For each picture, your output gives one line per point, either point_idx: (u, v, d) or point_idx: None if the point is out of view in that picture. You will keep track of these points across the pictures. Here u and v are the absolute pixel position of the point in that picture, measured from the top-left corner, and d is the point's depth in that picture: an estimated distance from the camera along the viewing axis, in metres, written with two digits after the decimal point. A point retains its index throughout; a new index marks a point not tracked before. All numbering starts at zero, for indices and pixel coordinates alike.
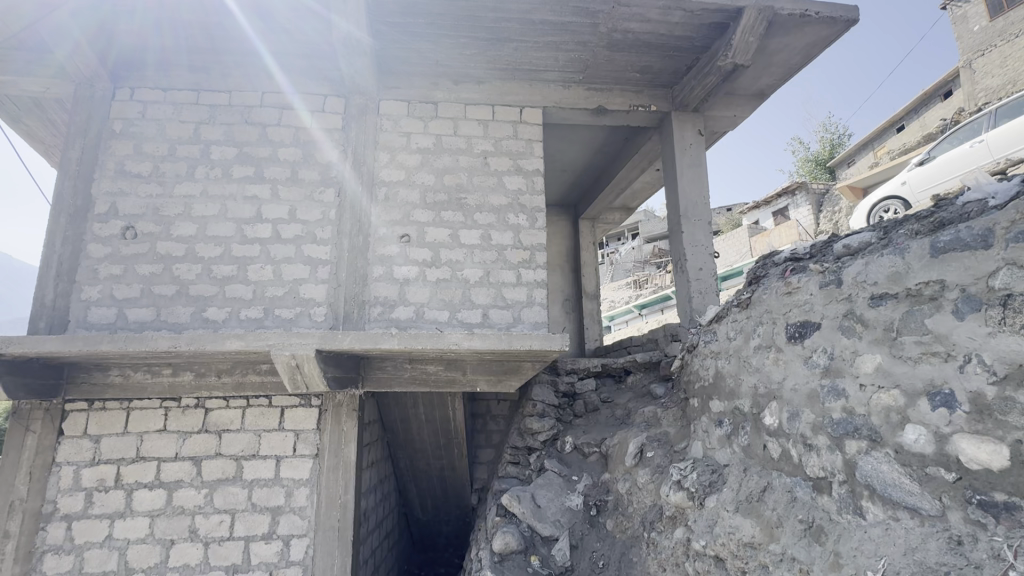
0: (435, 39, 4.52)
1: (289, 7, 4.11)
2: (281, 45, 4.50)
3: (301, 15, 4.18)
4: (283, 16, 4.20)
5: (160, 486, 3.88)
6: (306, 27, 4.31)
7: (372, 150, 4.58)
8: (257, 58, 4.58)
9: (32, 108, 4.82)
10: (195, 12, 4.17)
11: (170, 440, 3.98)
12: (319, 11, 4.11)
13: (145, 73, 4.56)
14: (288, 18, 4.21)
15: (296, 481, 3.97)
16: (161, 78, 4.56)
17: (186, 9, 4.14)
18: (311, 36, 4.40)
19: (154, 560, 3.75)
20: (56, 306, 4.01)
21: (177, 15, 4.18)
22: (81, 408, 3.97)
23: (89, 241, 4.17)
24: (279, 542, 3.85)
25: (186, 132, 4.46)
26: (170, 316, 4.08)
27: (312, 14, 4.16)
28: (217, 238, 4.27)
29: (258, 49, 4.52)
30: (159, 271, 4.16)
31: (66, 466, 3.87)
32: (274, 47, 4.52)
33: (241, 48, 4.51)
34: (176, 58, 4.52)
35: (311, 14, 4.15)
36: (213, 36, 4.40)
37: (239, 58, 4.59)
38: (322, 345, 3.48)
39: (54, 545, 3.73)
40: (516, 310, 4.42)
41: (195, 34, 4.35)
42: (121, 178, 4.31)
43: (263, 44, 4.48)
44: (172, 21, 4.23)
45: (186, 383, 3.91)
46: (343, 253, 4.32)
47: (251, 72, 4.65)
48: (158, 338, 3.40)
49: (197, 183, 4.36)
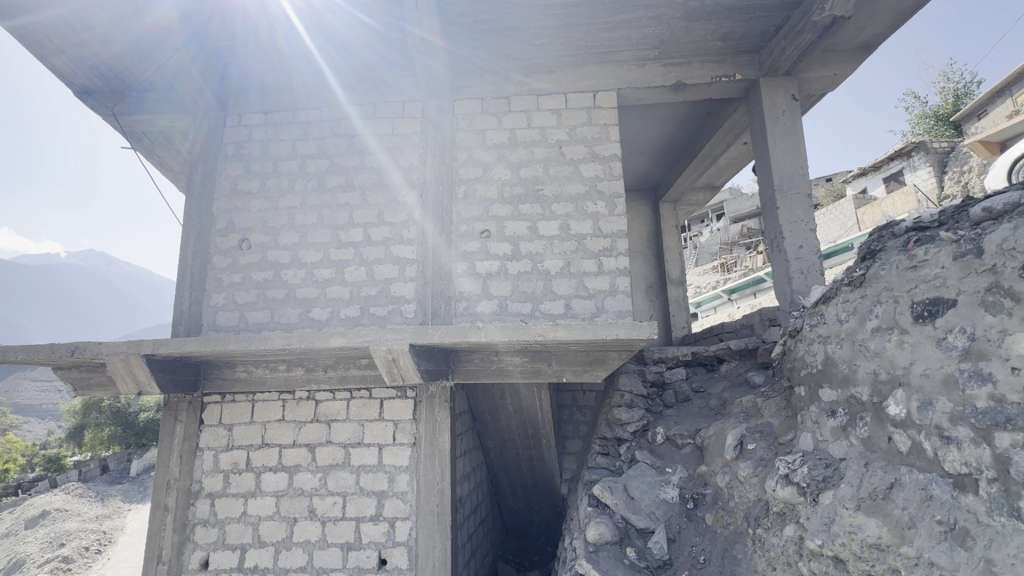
0: (469, 37, 4.60)
1: (347, 19, 4.28)
2: (341, 61, 4.69)
3: (359, 25, 4.35)
4: (344, 31, 4.40)
5: (283, 470, 4.33)
6: (362, 38, 4.48)
7: (450, 150, 4.73)
8: (319, 76, 4.81)
9: (161, 139, 5.53)
10: (270, 38, 4.49)
11: (287, 428, 4.42)
12: (378, 17, 4.28)
13: (240, 97, 5.07)
14: (347, 31, 4.40)
15: (397, 468, 4.23)
16: (256, 100, 5.05)
17: (262, 35, 4.46)
18: (369, 46, 4.56)
19: (281, 536, 4.19)
20: (192, 312, 4.60)
21: (256, 42, 4.54)
22: (215, 400, 4.53)
23: (213, 254, 4.72)
24: (385, 523, 4.14)
25: (285, 149, 4.90)
26: (282, 317, 4.52)
27: (371, 22, 4.33)
28: (317, 244, 4.64)
29: (320, 68, 4.75)
30: (271, 277, 4.61)
31: (207, 450, 4.44)
32: (335, 66, 4.73)
33: (303, 68, 4.75)
34: (260, 81, 4.93)
35: (370, 23, 4.32)
36: (283, 61, 4.70)
37: (303, 78, 4.86)
38: (414, 339, 3.65)
39: (202, 518, 4.30)
40: (599, 299, 4.35)
41: (273, 60, 4.69)
42: (236, 196, 4.83)
43: (324, 64, 4.71)
44: (255, 49, 4.60)
45: (299, 377, 4.32)
46: (428, 252, 4.52)
47: (318, 88, 4.91)
48: (274, 338, 3.74)
49: (297, 195, 4.76)
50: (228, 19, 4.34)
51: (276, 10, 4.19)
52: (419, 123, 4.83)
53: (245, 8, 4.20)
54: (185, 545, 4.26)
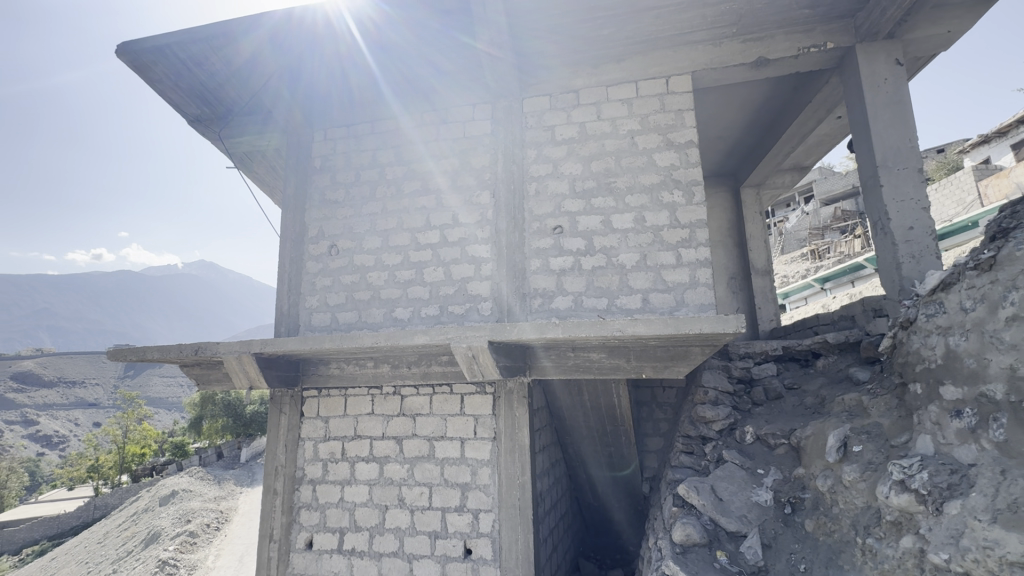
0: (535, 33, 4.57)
1: (404, 31, 4.49)
2: (395, 74, 4.93)
3: (414, 37, 4.55)
4: (400, 43, 4.62)
5: (374, 460, 4.62)
6: (415, 49, 4.68)
7: (520, 148, 4.76)
8: (375, 89, 5.09)
9: (250, 158, 6.07)
10: (334, 56, 4.80)
11: (377, 421, 4.70)
12: (432, 26, 4.45)
13: (309, 114, 5.43)
14: (403, 43, 4.62)
15: (479, 461, 4.36)
16: (323, 116, 5.42)
17: (327, 55, 4.78)
18: (423, 57, 4.76)
19: (374, 522, 4.47)
20: (290, 314, 5.03)
21: (322, 61, 4.86)
22: (313, 394, 4.93)
23: (307, 260, 5.13)
24: (469, 514, 4.28)
25: (366, 159, 5.19)
26: (369, 317, 4.81)
27: (425, 32, 4.51)
28: (398, 247, 4.88)
29: (378, 81, 5.02)
30: (358, 280, 4.92)
31: (308, 440, 4.84)
32: (389, 79, 4.99)
33: (360, 80, 5.04)
34: (327, 96, 5.28)
35: (425, 33, 4.51)
36: (344, 76, 5.02)
37: (363, 91, 5.16)
38: (492, 336, 3.72)
39: (305, 502, 4.69)
40: (679, 292, 4.19)
41: (338, 75, 5.01)
42: (324, 206, 5.20)
43: (380, 78, 4.98)
44: (322, 68, 4.94)
45: (386, 373, 4.57)
46: (502, 250, 4.59)
47: (375, 99, 5.19)
48: (362, 336, 3.97)
49: (378, 202, 5.04)
50: (298, 43, 4.68)
51: (342, 28, 4.48)
52: (474, 126, 4.96)
53: (314, 29, 4.52)
54: (291, 526, 4.67)
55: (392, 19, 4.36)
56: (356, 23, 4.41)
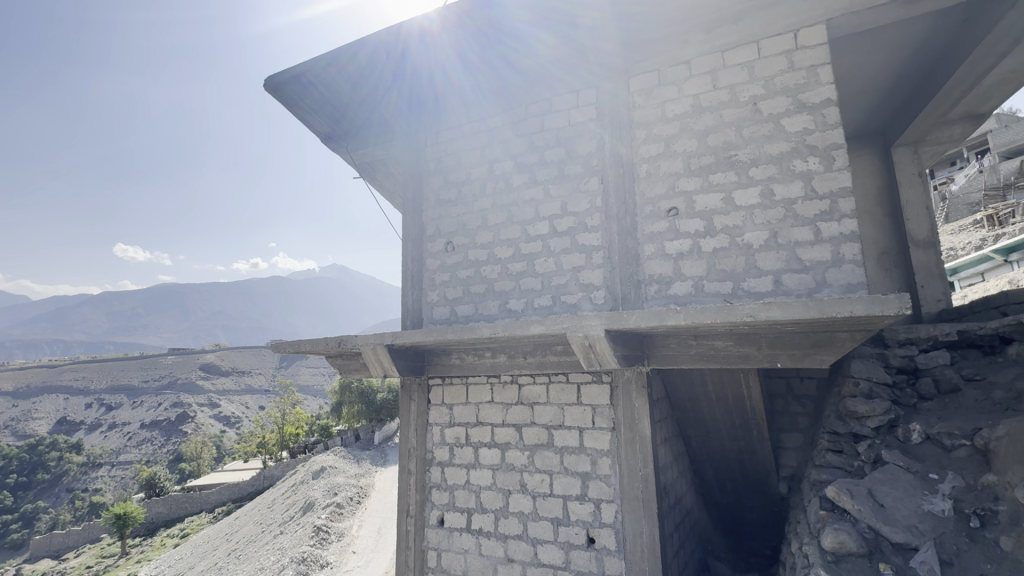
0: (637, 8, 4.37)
1: (489, 32, 4.59)
2: (481, 73, 5.08)
3: (497, 38, 4.63)
4: (490, 42, 4.72)
5: (495, 446, 4.81)
6: (504, 47, 4.74)
7: (628, 130, 4.59)
8: (463, 90, 5.31)
9: (366, 168, 6.63)
10: (427, 65, 5.07)
11: (497, 409, 4.89)
12: (515, 24, 4.47)
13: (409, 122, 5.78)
14: (487, 44, 4.72)
15: (599, 451, 4.32)
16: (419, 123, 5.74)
17: (432, 63, 5.03)
18: (506, 56, 4.82)
19: (498, 505, 4.67)
20: (415, 308, 5.42)
21: (416, 71, 5.16)
22: (438, 382, 5.27)
23: (426, 258, 5.48)
24: (591, 503, 4.27)
25: (476, 157, 5.38)
26: (485, 309, 4.99)
27: (508, 31, 4.57)
28: (509, 240, 5.00)
29: (481, 81, 5.17)
30: (473, 274, 5.14)
31: (435, 425, 5.19)
32: (474, 80, 5.16)
33: (449, 84, 5.27)
34: (421, 102, 5.58)
35: (507, 32, 4.55)
36: (437, 81, 5.27)
37: (452, 94, 5.39)
38: (610, 324, 3.62)
39: (436, 482, 5.05)
40: (819, 272, 3.74)
41: (431, 81, 5.30)
42: (440, 205, 5.49)
43: (472, 79, 5.14)
44: (417, 77, 5.25)
45: (503, 363, 4.71)
46: (614, 237, 4.46)
47: (464, 99, 5.41)
48: (481, 327, 4.11)
49: (489, 197, 5.20)
50: (393, 58, 5.00)
51: (433, 37, 4.71)
52: (565, 115, 4.95)
53: (415, 40, 4.78)
54: (425, 504, 5.06)
55: (477, 20, 4.48)
56: (445, 27, 4.60)
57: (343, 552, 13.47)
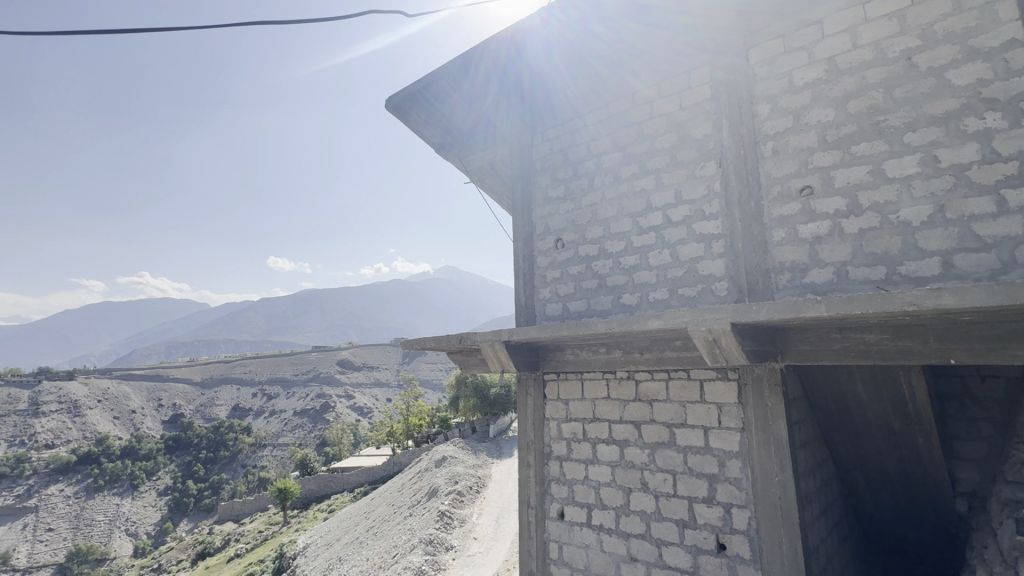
0: None
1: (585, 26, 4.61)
2: (576, 66, 5.19)
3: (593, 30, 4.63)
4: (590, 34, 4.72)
5: (614, 443, 4.76)
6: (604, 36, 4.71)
7: (748, 107, 4.23)
8: (559, 88, 5.42)
9: (473, 174, 6.97)
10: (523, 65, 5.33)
11: (614, 405, 4.83)
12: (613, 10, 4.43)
13: (510, 126, 5.96)
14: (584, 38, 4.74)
15: (727, 452, 4.06)
16: (519, 127, 5.90)
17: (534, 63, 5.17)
18: (600, 46, 4.90)
19: (619, 502, 4.61)
20: (527, 305, 5.55)
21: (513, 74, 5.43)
22: (553, 378, 5.34)
23: (537, 256, 5.57)
24: (720, 507, 4.03)
25: (582, 152, 5.36)
26: (598, 305, 4.95)
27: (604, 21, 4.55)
28: (620, 234, 4.90)
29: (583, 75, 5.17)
30: (584, 270, 5.12)
31: (552, 420, 5.27)
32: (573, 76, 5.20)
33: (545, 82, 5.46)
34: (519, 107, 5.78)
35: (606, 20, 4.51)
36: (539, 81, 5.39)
37: (550, 93, 5.54)
38: (736, 318, 3.36)
39: (555, 476, 5.12)
40: (1006, 249, 3.10)
41: (527, 82, 5.51)
42: (548, 203, 5.56)
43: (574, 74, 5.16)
44: (514, 80, 5.50)
45: (618, 359, 4.62)
46: (736, 223, 4.15)
47: (566, 95, 5.45)
48: (596, 323, 4.05)
49: (597, 191, 5.15)
50: (495, 65, 5.25)
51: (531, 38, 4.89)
52: (672, 102, 4.74)
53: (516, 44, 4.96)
54: (545, 496, 5.17)
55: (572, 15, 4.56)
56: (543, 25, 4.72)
57: (465, 538, 14.32)
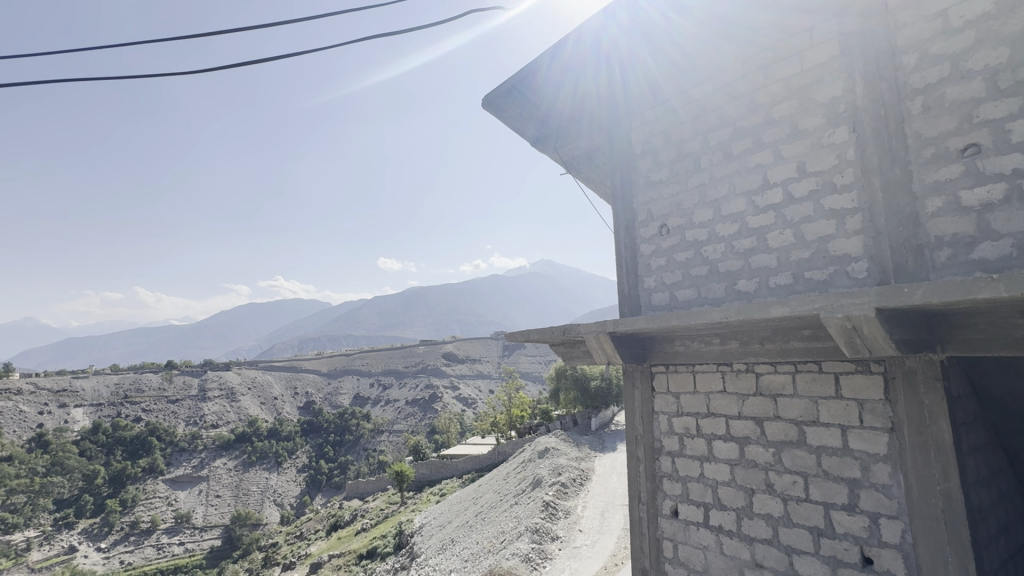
0: None
1: None
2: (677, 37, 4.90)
3: None
4: None
5: (732, 440, 4.44)
6: None
7: (888, 59, 3.65)
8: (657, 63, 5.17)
9: (572, 165, 6.92)
10: (618, 42, 5.35)
11: (731, 400, 4.50)
12: None
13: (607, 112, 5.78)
14: None
15: (871, 455, 3.59)
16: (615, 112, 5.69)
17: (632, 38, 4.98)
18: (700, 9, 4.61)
19: (741, 503, 4.30)
20: (631, 295, 5.36)
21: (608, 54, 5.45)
22: (662, 370, 5.11)
23: (640, 244, 5.37)
24: (865, 516, 3.58)
25: (687, 129, 5.04)
26: (710, 292, 4.62)
27: None
28: (733, 215, 4.54)
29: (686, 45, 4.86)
30: (693, 256, 4.83)
31: (662, 414, 5.06)
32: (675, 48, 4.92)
33: (642, 58, 5.34)
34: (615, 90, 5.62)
35: None
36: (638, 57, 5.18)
37: (649, 68, 5.31)
38: (883, 302, 2.92)
39: (667, 472, 4.92)
40: None
41: (624, 61, 5.46)
42: (650, 188, 5.32)
43: None
44: (610, 60, 5.49)
45: (735, 350, 4.31)
46: (877, 195, 3.63)
47: (666, 70, 5.19)
48: (710, 312, 3.77)
49: (704, 171, 4.82)
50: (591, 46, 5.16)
51: None
52: (791, 63, 4.26)
53: None
54: (656, 493, 4.98)
55: None
56: None
57: (571, 529, 14.36)
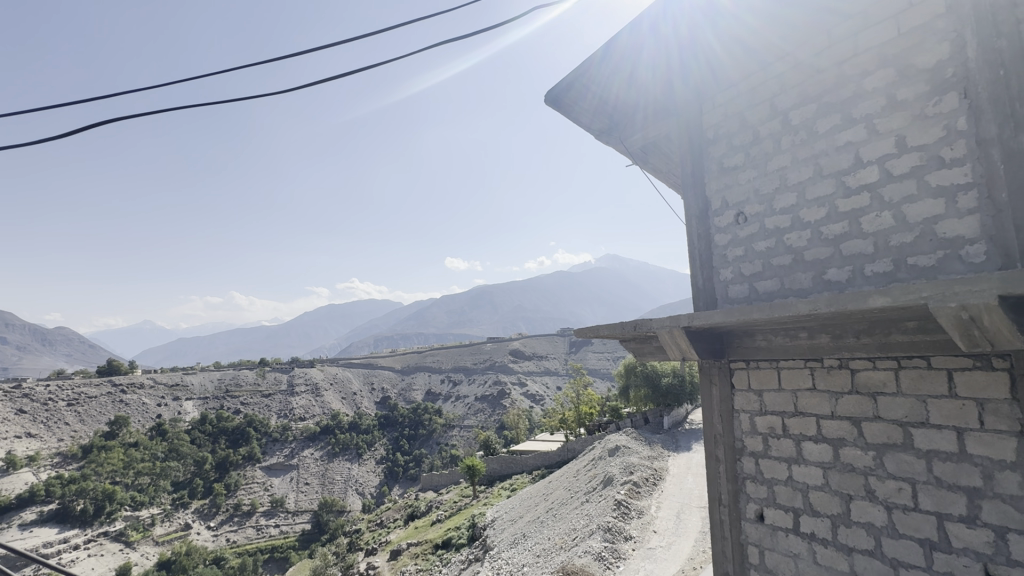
0: None
1: None
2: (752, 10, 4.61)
3: None
4: None
5: (825, 441, 4.11)
6: None
7: (1006, 13, 3.23)
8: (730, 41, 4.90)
9: (638, 155, 6.72)
10: (686, 22, 5.17)
11: (822, 398, 4.17)
12: None
13: (675, 98, 5.53)
14: None
15: (996, 462, 3.19)
16: (684, 97, 5.43)
17: None
18: None
19: (836, 510, 3.97)
20: (706, 288, 5.11)
21: (676, 35, 5.27)
22: (742, 366, 4.84)
23: (715, 234, 5.11)
24: (989, 531, 3.19)
25: (765, 110, 4.72)
26: (795, 283, 4.30)
27: None
28: (819, 199, 4.20)
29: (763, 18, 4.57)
30: (774, 245, 4.52)
31: (744, 413, 4.79)
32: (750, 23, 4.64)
33: (712, 38, 5.09)
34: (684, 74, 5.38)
35: None
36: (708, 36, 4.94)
37: (721, 49, 5.05)
38: (1008, 288, 2.57)
39: (750, 474, 4.66)
40: None
41: (693, 42, 5.24)
42: (724, 174, 5.04)
43: None
44: (677, 42, 5.31)
45: (826, 345, 3.99)
46: (996, 167, 3.21)
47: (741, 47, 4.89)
48: (797, 304, 3.50)
49: (786, 153, 4.49)
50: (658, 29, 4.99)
51: None
52: (885, 28, 3.87)
53: None
54: (739, 495, 4.73)
55: None
56: None
57: (644, 530, 14.03)
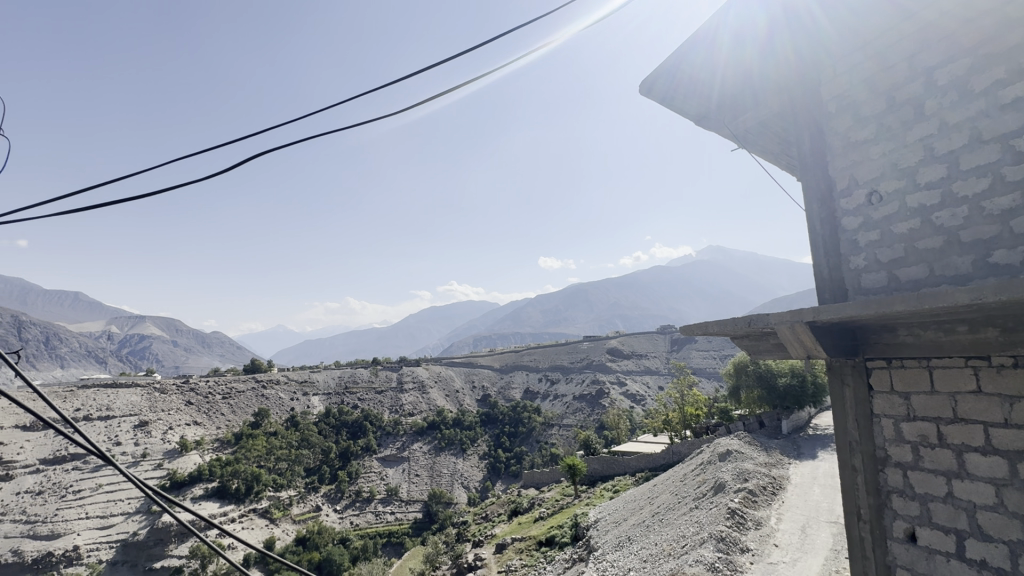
0: None
1: None
2: None
3: None
4: None
5: (997, 454, 3.49)
6: None
7: None
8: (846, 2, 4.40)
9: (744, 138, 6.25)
10: None
11: (992, 403, 3.55)
12: None
13: (785, 72, 5.06)
14: None
15: None
16: (798, 69, 4.95)
17: None
18: None
19: (1015, 536, 3.36)
20: (833, 278, 4.58)
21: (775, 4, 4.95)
22: (882, 365, 4.26)
23: (842, 217, 4.58)
24: None
25: (900, 73, 4.14)
26: (948, 269, 3.70)
27: None
28: (979, 168, 3.58)
29: None
30: (919, 226, 3.94)
31: (885, 417, 4.22)
32: None
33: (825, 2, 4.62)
34: (793, 44, 4.93)
35: None
36: None
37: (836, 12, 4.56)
38: None
39: (897, 488, 4.10)
40: None
41: (795, 11, 4.90)
42: (851, 150, 4.50)
43: None
44: (776, 13, 5.03)
45: (994, 340, 3.39)
46: None
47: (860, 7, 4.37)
48: (955, 293, 3.01)
49: (932, 119, 3.89)
50: None
51: None
52: None
53: None
54: (884, 511, 4.18)
55: None
56: None
57: (764, 542, 12.97)
